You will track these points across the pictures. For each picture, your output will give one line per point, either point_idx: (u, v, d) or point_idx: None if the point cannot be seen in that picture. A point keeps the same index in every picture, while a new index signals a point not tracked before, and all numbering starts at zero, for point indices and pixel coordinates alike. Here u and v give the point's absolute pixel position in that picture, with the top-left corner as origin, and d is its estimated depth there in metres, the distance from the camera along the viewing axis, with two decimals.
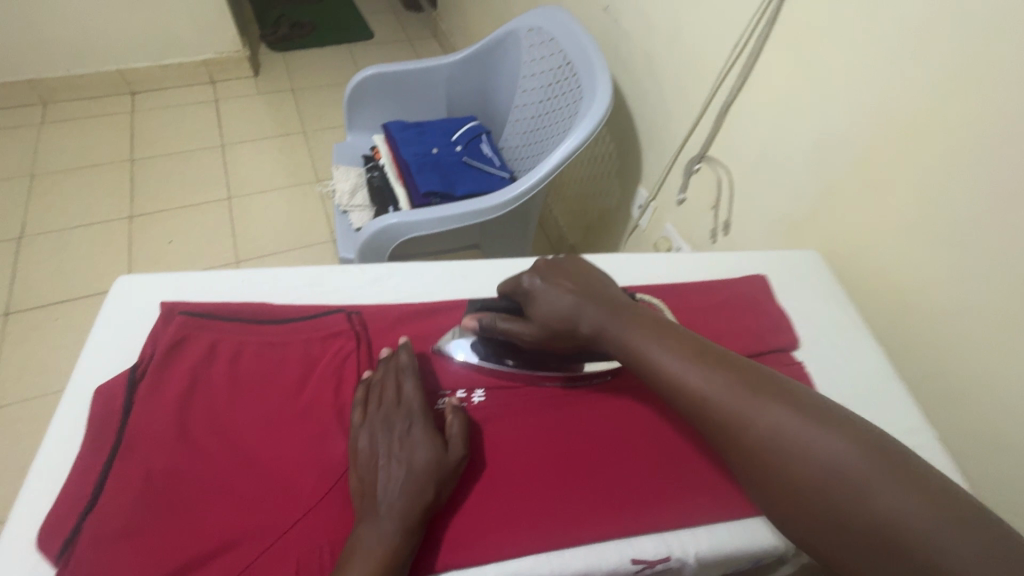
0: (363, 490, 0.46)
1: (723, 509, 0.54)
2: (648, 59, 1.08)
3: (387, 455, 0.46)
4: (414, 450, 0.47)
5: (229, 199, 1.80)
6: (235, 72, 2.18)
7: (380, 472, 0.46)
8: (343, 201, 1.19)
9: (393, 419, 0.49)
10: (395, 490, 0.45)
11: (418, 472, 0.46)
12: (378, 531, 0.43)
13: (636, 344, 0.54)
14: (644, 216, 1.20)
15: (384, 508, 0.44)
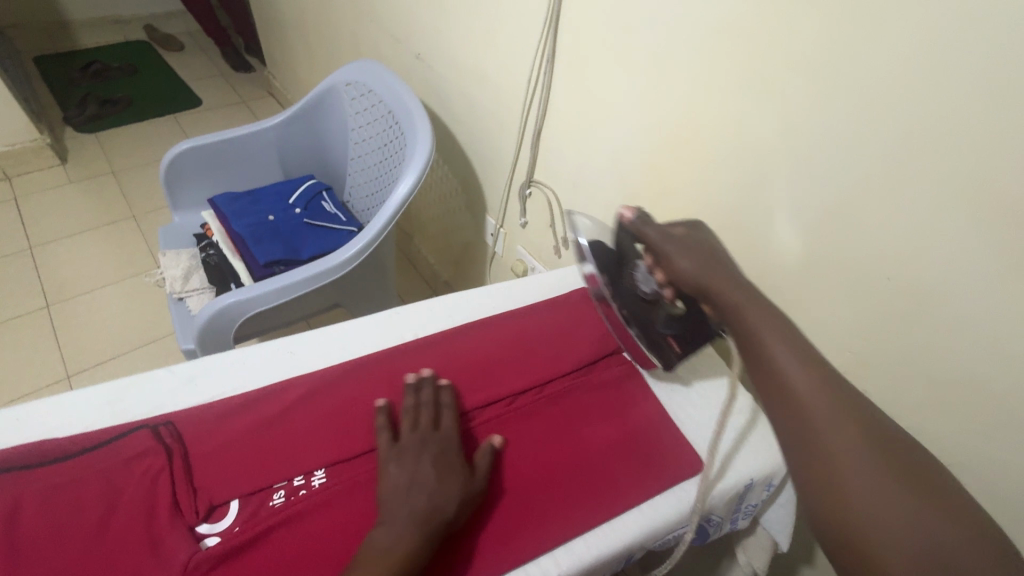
0: (390, 500, 0.49)
1: (585, 519, 0.53)
2: (465, 99, 1.13)
3: (418, 471, 0.50)
4: (441, 471, 0.51)
5: (50, 307, 1.57)
6: (37, 162, 1.93)
7: (408, 488, 0.49)
8: (176, 288, 1.09)
9: (424, 444, 0.53)
10: (416, 503, 0.48)
11: (442, 489, 0.49)
12: (395, 540, 0.45)
13: (755, 325, 0.49)
14: (497, 243, 1.25)
15: (404, 520, 0.47)
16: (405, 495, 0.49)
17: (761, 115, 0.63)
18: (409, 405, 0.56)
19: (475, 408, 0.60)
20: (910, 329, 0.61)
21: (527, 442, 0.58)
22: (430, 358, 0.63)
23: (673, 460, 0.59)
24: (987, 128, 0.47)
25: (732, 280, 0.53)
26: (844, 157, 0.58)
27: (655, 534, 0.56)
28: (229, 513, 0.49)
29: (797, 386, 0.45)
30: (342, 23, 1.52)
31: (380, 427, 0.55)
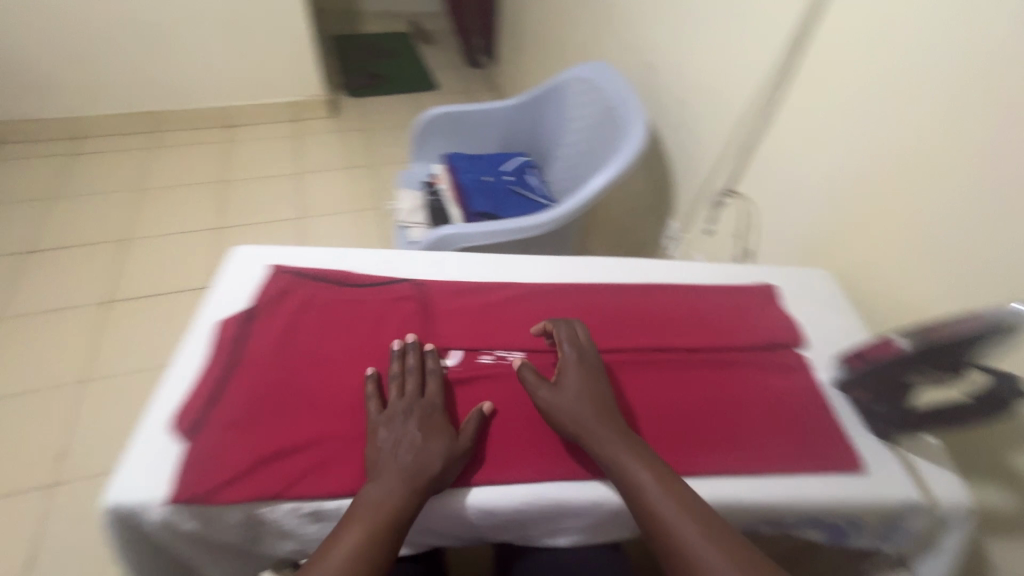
0: (380, 462, 0.53)
1: (733, 464, 0.58)
2: (682, 106, 1.21)
3: (407, 432, 0.54)
4: (425, 434, 0.54)
5: (302, 219, 2.03)
6: (317, 113, 2.49)
7: (392, 450, 0.53)
8: (405, 217, 1.37)
9: (416, 407, 0.56)
10: (409, 462, 0.52)
11: (427, 450, 0.53)
12: (377, 503, 0.50)
13: (624, 474, 0.53)
14: (673, 247, 1.31)
15: (394, 478, 0.51)
16: (392, 456, 0.53)
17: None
18: (395, 370, 0.59)
19: (650, 349, 0.67)
20: None
21: (696, 389, 0.64)
22: (617, 300, 0.72)
23: (828, 449, 0.61)
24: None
25: (603, 436, 0.55)
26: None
27: (807, 510, 0.58)
28: (454, 355, 0.64)
29: (651, 503, 0.51)
30: (581, 31, 1.73)
31: (372, 397, 0.58)
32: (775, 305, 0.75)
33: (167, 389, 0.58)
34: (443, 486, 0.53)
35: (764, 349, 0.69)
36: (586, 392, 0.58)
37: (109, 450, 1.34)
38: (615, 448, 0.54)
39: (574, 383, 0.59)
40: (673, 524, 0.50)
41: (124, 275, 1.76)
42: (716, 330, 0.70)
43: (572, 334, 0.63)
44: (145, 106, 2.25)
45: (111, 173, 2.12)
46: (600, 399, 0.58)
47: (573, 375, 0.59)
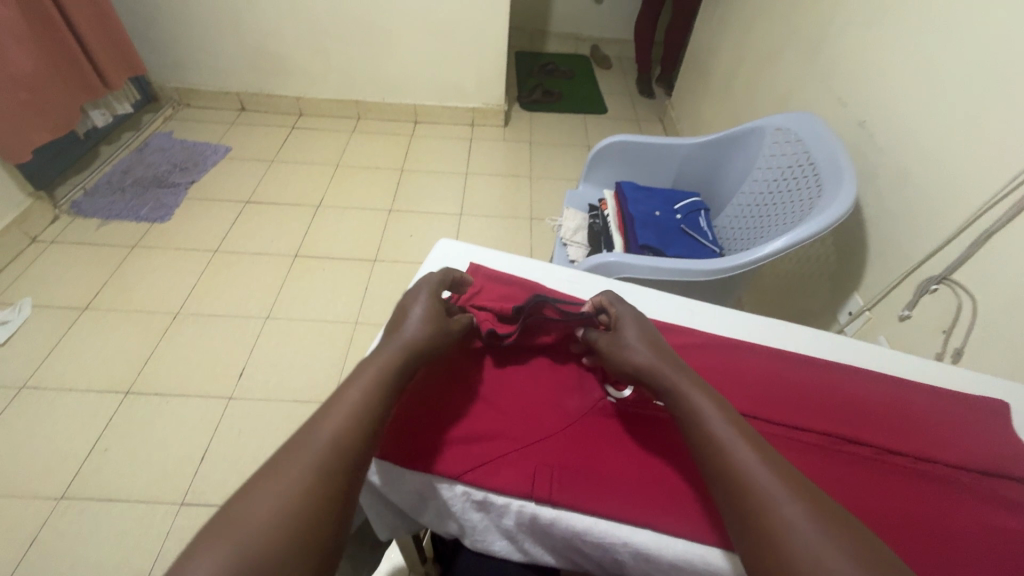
0: (391, 331, 0.62)
1: None
2: (901, 176, 1.09)
3: (413, 306, 0.64)
4: (429, 307, 0.64)
5: (460, 215, 2.19)
6: (491, 121, 2.68)
7: (403, 320, 0.63)
8: (566, 235, 1.42)
9: (426, 291, 0.66)
10: (408, 328, 0.61)
11: (430, 319, 0.63)
12: (382, 358, 0.58)
13: (680, 390, 0.56)
14: (852, 323, 1.19)
15: (400, 336, 0.60)
16: (402, 320, 0.63)
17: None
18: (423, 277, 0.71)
19: (840, 437, 0.61)
20: None
21: (893, 497, 0.56)
22: (807, 374, 0.67)
23: None
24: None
25: (660, 364, 0.59)
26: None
27: None
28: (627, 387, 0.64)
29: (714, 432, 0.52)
30: (782, 77, 1.64)
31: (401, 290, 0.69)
32: (1008, 427, 0.64)
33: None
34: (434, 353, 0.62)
35: (992, 474, 0.59)
36: (653, 345, 0.62)
37: (275, 382, 1.56)
38: (658, 370, 0.59)
39: (641, 337, 0.63)
40: (745, 465, 0.49)
41: (312, 236, 2.04)
42: (925, 437, 0.61)
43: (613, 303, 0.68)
44: (355, 96, 2.60)
45: (318, 147, 2.48)
46: (665, 355, 0.61)
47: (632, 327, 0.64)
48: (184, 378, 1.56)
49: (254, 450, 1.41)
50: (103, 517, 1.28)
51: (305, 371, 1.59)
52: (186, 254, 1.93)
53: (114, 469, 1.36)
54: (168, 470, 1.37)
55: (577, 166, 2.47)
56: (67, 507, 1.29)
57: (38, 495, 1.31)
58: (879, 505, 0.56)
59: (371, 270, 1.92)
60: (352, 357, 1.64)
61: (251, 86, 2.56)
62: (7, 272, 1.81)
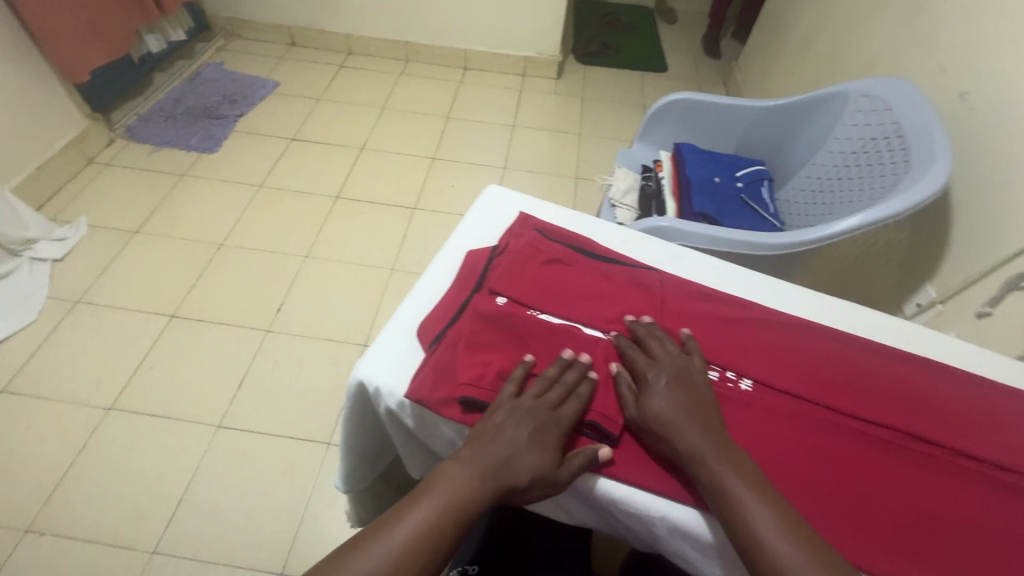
0: (479, 443, 0.51)
1: None
2: (1004, 157, 0.97)
3: (511, 442, 0.50)
4: (528, 457, 0.50)
5: (503, 169, 2.13)
6: (544, 72, 2.55)
7: (493, 441, 0.51)
8: (615, 196, 1.34)
9: (540, 417, 0.52)
10: (498, 456, 0.50)
11: (526, 464, 0.50)
12: (455, 475, 0.49)
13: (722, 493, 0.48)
14: (920, 315, 1.10)
15: (482, 467, 0.49)
16: (493, 445, 0.50)
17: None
18: (549, 374, 0.55)
19: (910, 434, 0.56)
20: None
21: (963, 504, 0.52)
22: (881, 363, 0.61)
23: None
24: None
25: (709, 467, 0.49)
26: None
27: None
28: None
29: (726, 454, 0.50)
30: (872, 37, 1.47)
31: (509, 391, 0.54)
32: None
33: (406, 307, 0.66)
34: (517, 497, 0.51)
35: None
36: (692, 410, 0.53)
37: (311, 319, 1.59)
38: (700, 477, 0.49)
39: (669, 395, 0.53)
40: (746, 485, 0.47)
41: (353, 178, 2.02)
42: (1007, 443, 0.55)
43: (656, 329, 0.60)
44: (405, 36, 2.51)
45: (364, 88, 2.43)
46: (693, 405, 0.53)
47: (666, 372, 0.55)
48: (225, 309, 1.60)
49: (288, 384, 1.45)
50: (147, 430, 1.35)
51: (340, 312, 1.61)
52: (231, 186, 1.95)
53: (158, 388, 1.43)
54: (207, 395, 1.42)
55: (629, 125, 2.34)
56: (115, 418, 1.36)
57: (90, 403, 1.38)
58: (948, 512, 0.51)
59: (410, 217, 1.90)
60: (386, 302, 1.65)
61: (302, 20, 2.51)
62: (65, 191, 1.87)
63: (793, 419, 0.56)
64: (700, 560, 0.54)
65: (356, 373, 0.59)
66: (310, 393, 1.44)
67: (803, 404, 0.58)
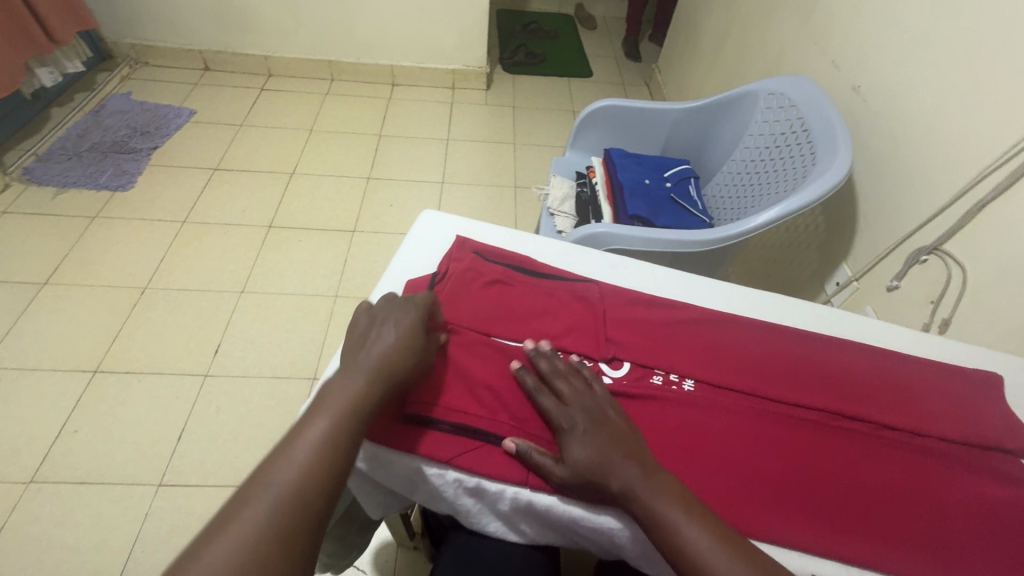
0: (356, 353, 0.55)
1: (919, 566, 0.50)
2: (895, 143, 1.06)
3: (377, 344, 0.55)
4: (396, 343, 0.56)
5: (442, 183, 2.12)
6: (474, 83, 2.57)
7: (365, 345, 0.56)
8: (553, 204, 1.37)
9: (397, 312, 0.58)
10: (372, 358, 0.54)
11: (396, 351, 0.55)
12: (351, 382, 0.52)
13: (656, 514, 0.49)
14: (839, 294, 1.19)
15: (360, 370, 0.53)
16: (363, 350, 0.55)
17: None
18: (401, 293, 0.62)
19: (839, 414, 0.60)
20: None
21: (890, 474, 0.56)
22: (807, 348, 0.66)
23: None
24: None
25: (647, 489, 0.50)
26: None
27: None
28: (623, 366, 0.63)
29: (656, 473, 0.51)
30: (774, 37, 1.58)
31: (362, 309, 0.61)
32: (997, 397, 0.63)
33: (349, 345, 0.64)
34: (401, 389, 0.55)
35: (969, 444, 0.59)
36: (609, 441, 0.53)
37: (253, 357, 1.52)
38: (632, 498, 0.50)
39: (586, 436, 0.53)
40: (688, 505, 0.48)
41: (286, 205, 1.95)
42: (920, 412, 0.61)
43: (557, 365, 0.59)
44: (327, 55, 2.45)
45: (290, 111, 2.35)
46: (609, 438, 0.53)
47: (576, 415, 0.55)
48: (156, 356, 1.50)
49: (234, 428, 1.38)
50: (77, 500, 1.24)
51: (284, 347, 1.54)
52: (152, 224, 1.83)
53: (86, 450, 1.31)
54: (144, 450, 1.32)
55: (562, 131, 2.39)
56: (38, 490, 1.24)
57: (6, 479, 1.25)
58: (874, 483, 0.55)
59: (350, 240, 1.85)
60: (333, 331, 1.60)
61: (215, 44, 2.39)
62: None
63: (733, 413, 0.59)
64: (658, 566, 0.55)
65: None
66: (259, 436, 1.37)
67: (739, 397, 0.61)
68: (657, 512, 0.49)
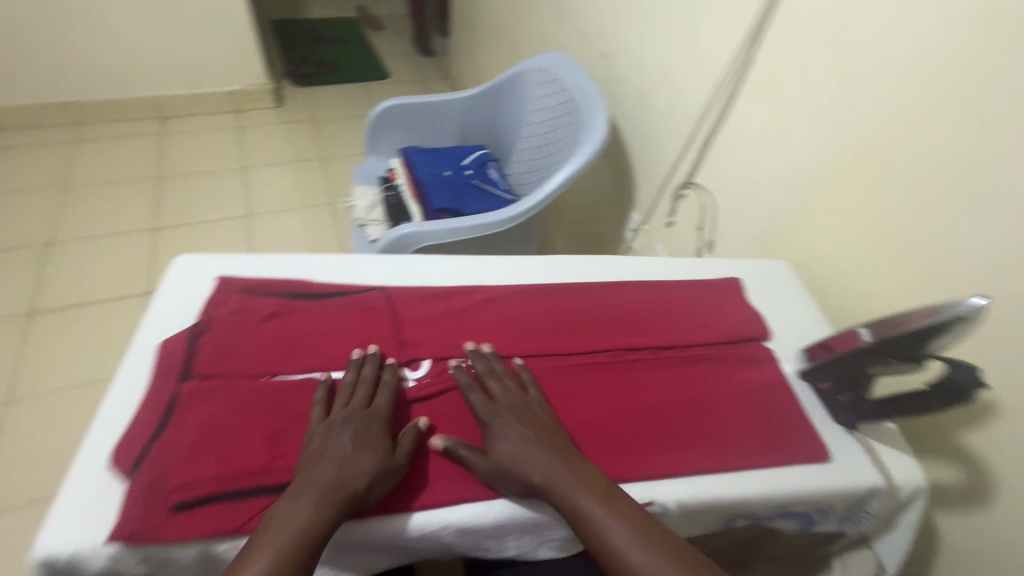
0: (312, 469, 0.49)
1: (702, 460, 0.57)
2: (642, 98, 1.21)
3: (334, 460, 0.49)
4: (358, 459, 0.50)
5: (249, 216, 1.92)
6: (261, 102, 2.35)
7: (319, 460, 0.50)
8: (361, 215, 1.31)
9: (355, 419, 0.53)
10: (328, 475, 0.48)
11: (353, 467, 0.49)
12: (296, 513, 0.46)
13: (603, 527, 0.49)
14: (636, 238, 1.32)
15: (314, 491, 0.47)
16: (319, 467, 0.49)
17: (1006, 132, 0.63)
18: (348, 379, 0.56)
19: (625, 348, 0.66)
20: None
21: (672, 389, 0.63)
22: (591, 297, 0.71)
23: (787, 438, 0.61)
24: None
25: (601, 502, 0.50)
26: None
27: (786, 503, 0.58)
28: (422, 365, 0.61)
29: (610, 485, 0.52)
30: (535, 17, 1.69)
31: (317, 414, 0.54)
32: (741, 297, 0.76)
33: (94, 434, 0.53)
34: (366, 502, 0.49)
35: (724, 343, 0.69)
36: (571, 461, 0.53)
37: (42, 475, 1.23)
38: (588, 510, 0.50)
39: (550, 451, 0.53)
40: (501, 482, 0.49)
41: (48, 284, 1.60)
42: (686, 326, 0.70)
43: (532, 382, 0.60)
44: (66, 97, 2.05)
45: (29, 170, 1.93)
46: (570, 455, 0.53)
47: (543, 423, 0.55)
48: None
49: None
50: None
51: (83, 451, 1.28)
52: None
53: None
54: None
55: None
56: None
57: None
58: (660, 400, 0.62)
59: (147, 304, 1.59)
60: None
61: None
62: None
63: (532, 377, 0.62)
64: (497, 542, 0.56)
65: (32, 552, 0.45)
66: None
67: (537, 360, 0.64)
68: (580, 509, 0.50)
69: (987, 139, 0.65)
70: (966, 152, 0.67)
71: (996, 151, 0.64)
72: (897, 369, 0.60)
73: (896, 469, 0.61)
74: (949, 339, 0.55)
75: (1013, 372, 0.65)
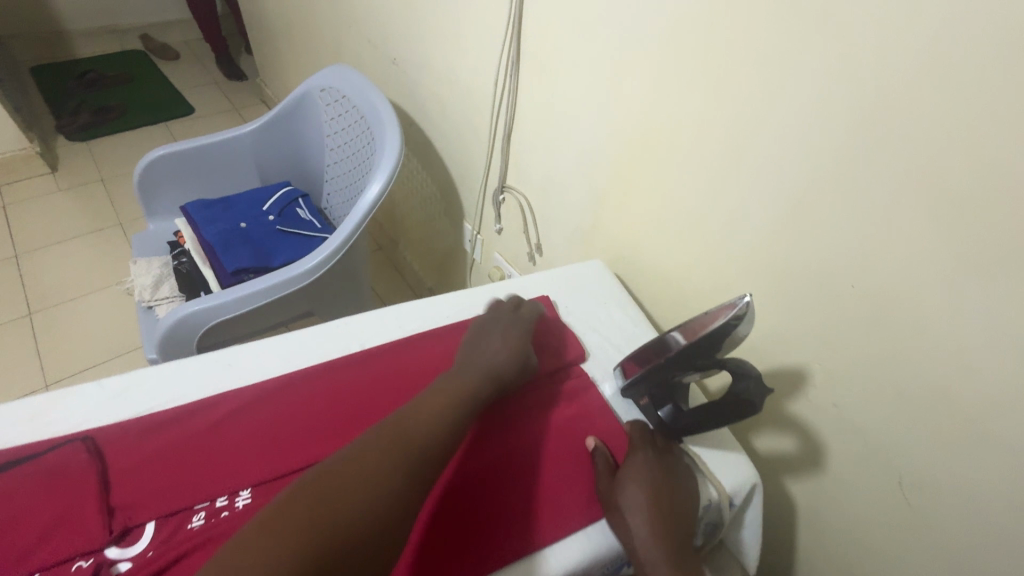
0: (472, 354, 0.61)
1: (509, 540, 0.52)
2: (440, 103, 1.11)
3: (490, 348, 0.61)
4: (513, 346, 0.62)
5: (32, 314, 1.57)
6: (27, 170, 1.94)
7: (476, 349, 0.62)
8: (145, 296, 1.07)
9: (510, 326, 0.65)
10: (482, 359, 0.59)
11: (509, 352, 0.61)
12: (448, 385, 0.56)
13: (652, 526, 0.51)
14: (475, 249, 1.23)
15: (469, 366, 0.59)
16: (477, 352, 0.61)
17: (744, 98, 0.59)
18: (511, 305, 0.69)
19: None
20: (863, 331, 0.59)
21: (477, 456, 0.57)
22: (377, 369, 0.61)
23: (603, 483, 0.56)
24: (970, 98, 0.43)
25: (667, 516, 0.52)
26: (821, 143, 0.54)
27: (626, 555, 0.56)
28: (144, 534, 0.46)
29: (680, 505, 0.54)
30: (322, 25, 1.51)
31: (485, 316, 0.67)
32: (553, 322, 0.71)
33: None
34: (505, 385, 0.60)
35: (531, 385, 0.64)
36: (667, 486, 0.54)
37: None
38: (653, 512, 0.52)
39: (652, 470, 0.55)
40: None
41: None
42: (490, 378, 0.64)
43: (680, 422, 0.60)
44: None
45: None
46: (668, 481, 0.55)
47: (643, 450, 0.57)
48: None
49: None
50: None
51: None
52: None
53: None
54: None
55: None
56: None
57: None
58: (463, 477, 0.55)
59: None
60: None
61: None
62: None
63: None
64: None
65: None
66: None
67: None
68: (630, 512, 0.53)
69: (730, 109, 0.61)
70: (721, 126, 0.62)
71: (739, 120, 0.60)
72: (700, 375, 0.55)
73: (725, 474, 0.58)
74: (736, 340, 0.50)
75: (816, 338, 0.64)
